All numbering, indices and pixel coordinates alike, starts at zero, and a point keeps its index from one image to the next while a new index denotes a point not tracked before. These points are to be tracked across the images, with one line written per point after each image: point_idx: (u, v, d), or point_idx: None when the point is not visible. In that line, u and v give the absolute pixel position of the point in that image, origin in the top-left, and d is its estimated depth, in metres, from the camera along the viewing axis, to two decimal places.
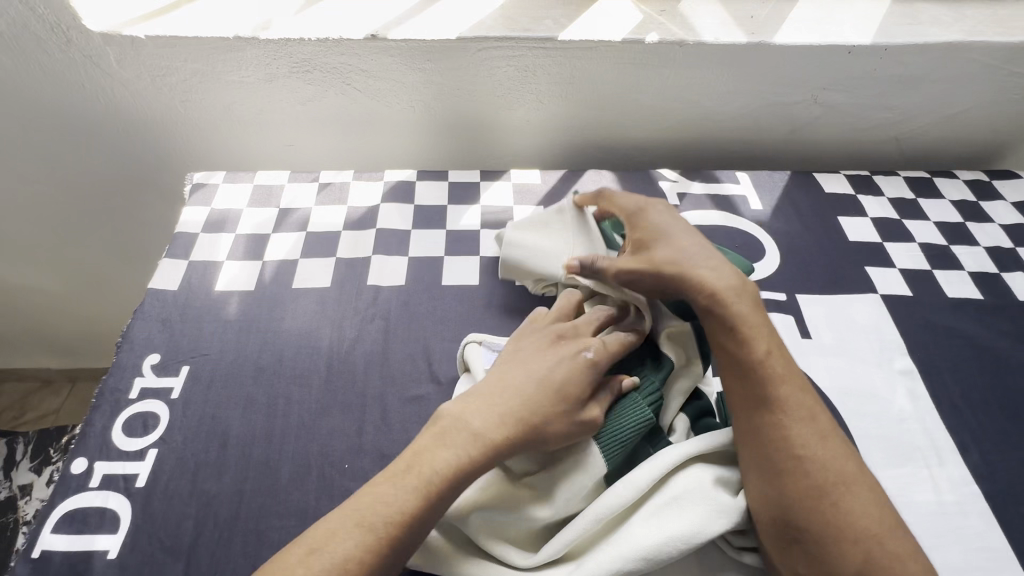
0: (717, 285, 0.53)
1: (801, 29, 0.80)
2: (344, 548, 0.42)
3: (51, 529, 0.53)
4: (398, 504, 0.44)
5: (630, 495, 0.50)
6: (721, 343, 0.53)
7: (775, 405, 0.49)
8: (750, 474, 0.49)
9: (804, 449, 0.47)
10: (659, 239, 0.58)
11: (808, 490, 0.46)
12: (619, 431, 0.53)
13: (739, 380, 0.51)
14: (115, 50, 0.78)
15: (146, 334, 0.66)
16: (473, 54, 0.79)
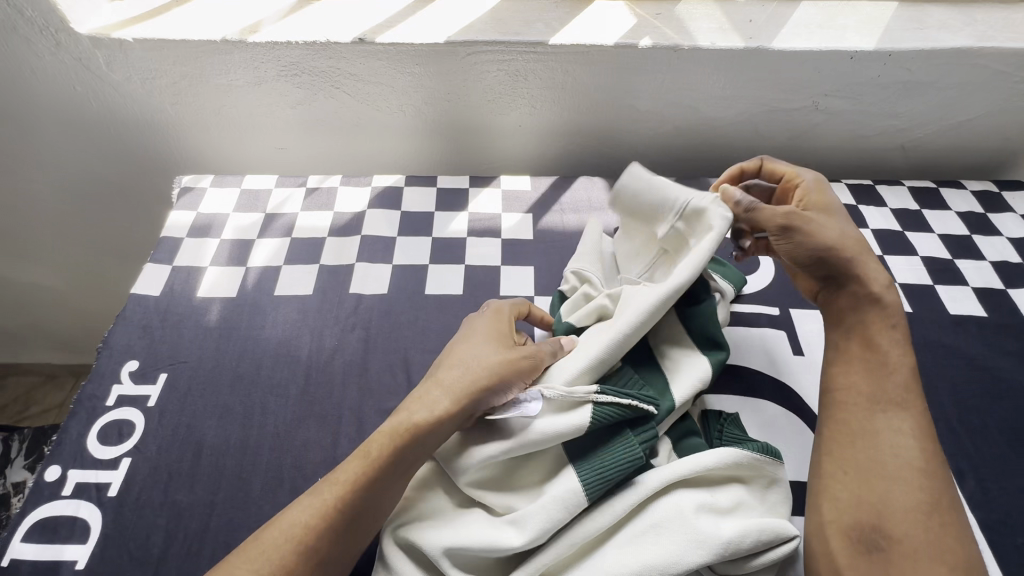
0: (879, 278, 0.55)
1: (802, 34, 0.78)
2: (297, 517, 0.45)
3: (22, 537, 0.53)
4: (349, 474, 0.47)
5: (608, 521, 0.49)
6: (871, 336, 0.54)
7: (902, 410, 0.50)
8: (841, 473, 0.49)
9: (923, 463, 0.47)
10: (827, 212, 0.58)
11: (920, 503, 0.46)
12: (607, 467, 0.50)
13: (873, 377, 0.52)
14: (104, 52, 0.78)
15: (126, 341, 0.66)
16: (462, 58, 0.77)
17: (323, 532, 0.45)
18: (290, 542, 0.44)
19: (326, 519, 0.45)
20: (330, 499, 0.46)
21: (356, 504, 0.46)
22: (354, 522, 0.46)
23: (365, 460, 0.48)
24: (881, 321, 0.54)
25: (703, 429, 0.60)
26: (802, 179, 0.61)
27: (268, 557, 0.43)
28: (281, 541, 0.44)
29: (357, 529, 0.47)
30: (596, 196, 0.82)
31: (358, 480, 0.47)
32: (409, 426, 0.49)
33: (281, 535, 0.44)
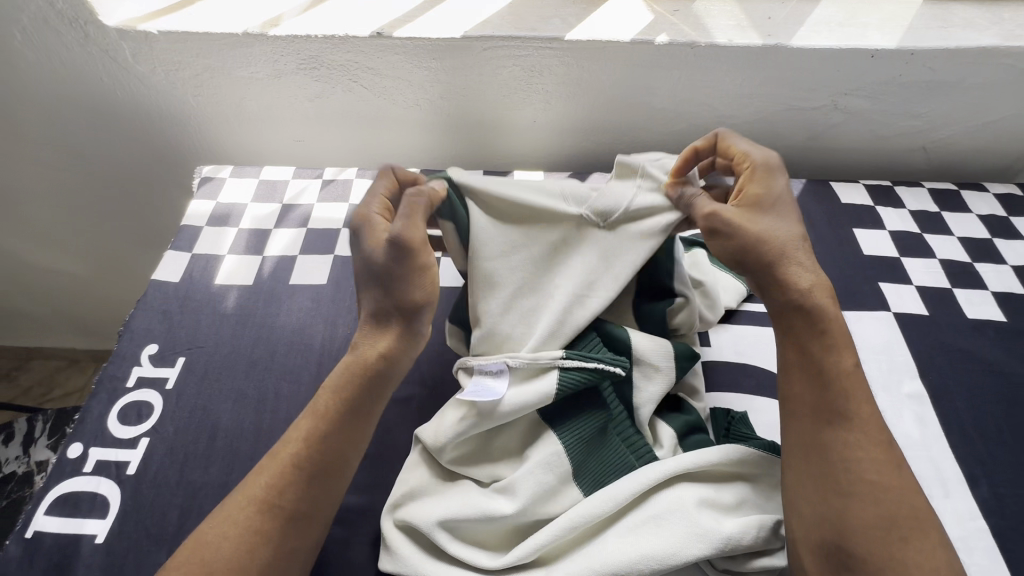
0: (808, 281, 0.53)
1: (822, 32, 0.77)
2: (261, 485, 0.47)
3: (45, 510, 0.55)
4: (298, 436, 0.50)
5: (608, 506, 0.50)
6: (811, 344, 0.51)
7: (847, 421, 0.48)
8: (801, 489, 0.48)
9: (876, 475, 0.46)
10: (769, 204, 0.55)
11: (877, 519, 0.45)
12: (580, 429, 0.54)
13: (814, 388, 0.50)
14: (130, 45, 0.80)
15: (146, 325, 0.68)
16: (478, 53, 0.78)
17: (287, 487, 0.47)
18: (254, 506, 0.46)
19: (293, 474, 0.48)
20: (290, 458, 0.48)
21: (315, 458, 0.49)
22: (321, 474, 0.49)
23: (318, 418, 0.50)
24: (816, 328, 0.51)
25: (711, 426, 0.61)
26: (751, 161, 0.57)
27: (242, 523, 0.46)
28: (244, 506, 0.47)
29: (323, 481, 0.49)
30: None
31: (312, 436, 0.49)
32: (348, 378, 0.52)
33: (243, 502, 0.47)
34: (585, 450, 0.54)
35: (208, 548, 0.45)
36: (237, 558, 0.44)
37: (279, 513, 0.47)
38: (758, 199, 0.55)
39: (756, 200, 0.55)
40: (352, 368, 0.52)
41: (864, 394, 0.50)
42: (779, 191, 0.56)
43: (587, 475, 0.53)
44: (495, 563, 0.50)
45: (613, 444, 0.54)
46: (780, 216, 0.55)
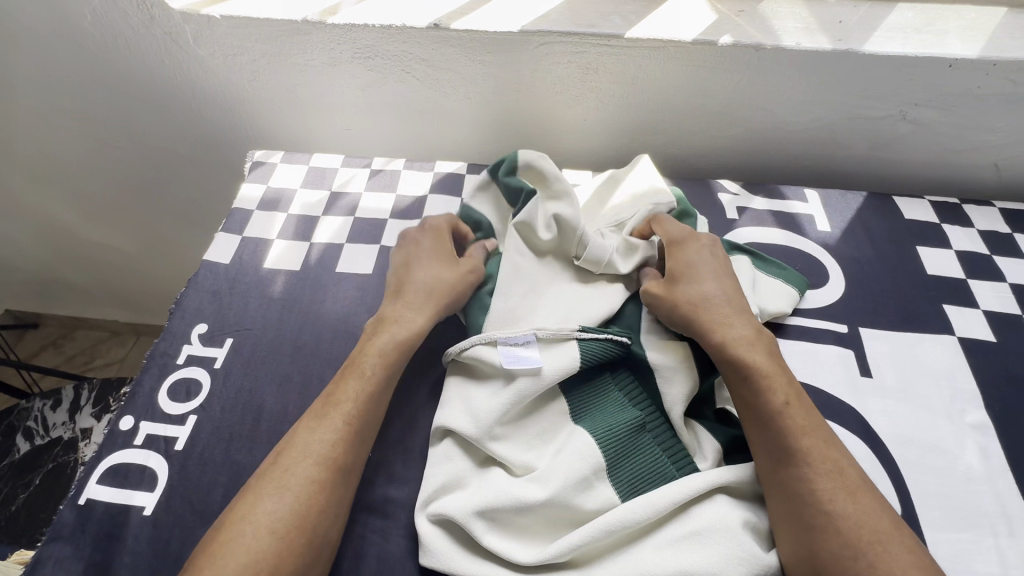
0: (731, 330, 0.56)
1: (896, 37, 0.73)
2: (317, 441, 0.51)
3: (97, 479, 0.56)
4: (353, 394, 0.54)
5: (648, 515, 0.50)
6: (741, 391, 0.54)
7: (791, 457, 0.50)
8: (782, 529, 0.50)
9: (831, 506, 0.47)
10: (686, 275, 0.60)
11: (842, 548, 0.46)
12: (615, 427, 0.56)
13: (759, 434, 0.52)
14: (192, 28, 0.82)
15: (197, 304, 0.69)
16: (534, 48, 0.76)
17: (340, 442, 0.51)
18: (310, 458, 0.50)
19: (344, 430, 0.52)
20: (341, 416, 0.52)
21: (361, 415, 0.53)
22: (365, 431, 0.54)
23: (366, 380, 0.55)
24: (740, 374, 0.54)
25: None
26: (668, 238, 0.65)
27: (301, 475, 0.49)
28: (297, 460, 0.50)
29: (364, 436, 0.53)
30: None
31: (360, 397, 0.54)
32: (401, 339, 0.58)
33: (298, 456, 0.50)
34: (618, 446, 0.55)
35: (271, 495, 0.48)
36: (294, 505, 0.47)
37: (332, 466, 0.50)
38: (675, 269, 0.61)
39: (673, 270, 0.61)
40: (397, 336, 0.58)
41: (806, 424, 0.51)
42: (691, 258, 0.62)
43: (626, 476, 0.54)
44: (530, 558, 0.50)
45: (652, 450, 0.56)
46: (691, 280, 0.60)
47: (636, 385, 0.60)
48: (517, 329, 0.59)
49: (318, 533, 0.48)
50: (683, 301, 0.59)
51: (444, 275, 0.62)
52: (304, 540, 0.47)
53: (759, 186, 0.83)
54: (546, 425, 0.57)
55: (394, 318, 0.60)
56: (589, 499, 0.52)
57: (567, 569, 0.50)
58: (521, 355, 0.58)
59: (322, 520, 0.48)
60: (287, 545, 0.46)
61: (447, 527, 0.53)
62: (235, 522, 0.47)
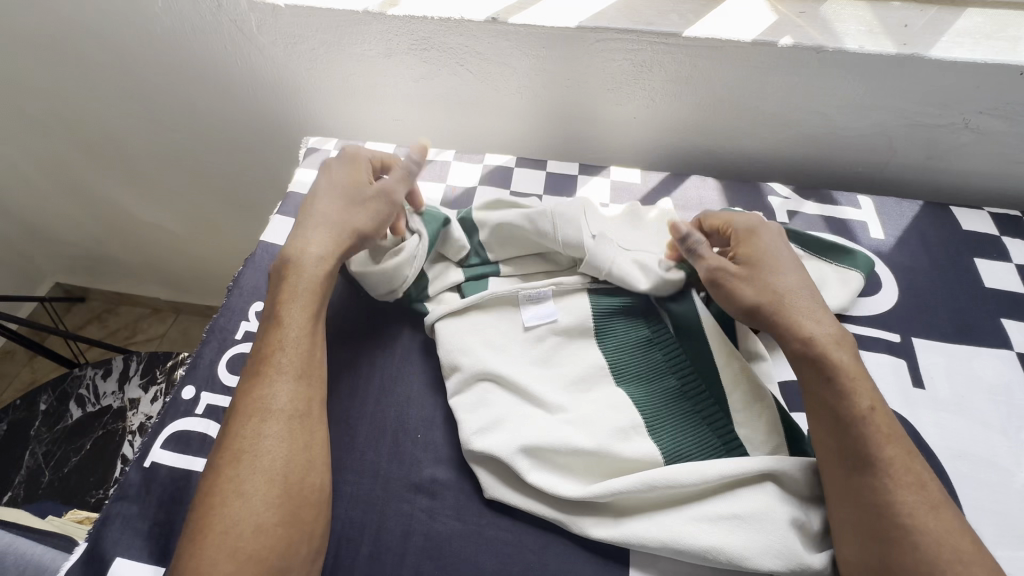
0: (816, 331, 0.55)
1: (965, 43, 0.71)
2: (252, 400, 0.52)
3: (160, 444, 0.59)
4: (281, 349, 0.55)
5: (694, 485, 0.52)
6: (823, 392, 0.53)
7: (874, 465, 0.49)
8: (850, 537, 0.49)
9: (911, 518, 0.46)
10: (762, 263, 0.61)
11: (921, 563, 0.45)
12: (649, 402, 0.60)
13: (834, 436, 0.51)
14: (256, 16, 0.84)
15: (255, 282, 0.71)
16: (591, 44, 0.77)
17: (284, 395, 0.53)
18: (265, 416, 0.52)
19: (287, 382, 0.53)
20: (279, 370, 0.54)
21: (298, 364, 0.55)
22: (313, 378, 0.55)
23: (294, 333, 0.56)
24: (823, 376, 0.53)
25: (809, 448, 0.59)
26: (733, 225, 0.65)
27: (264, 431, 0.51)
28: (245, 418, 0.52)
29: (311, 384, 0.55)
30: (707, 196, 0.81)
31: (290, 347, 0.55)
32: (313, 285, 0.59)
33: (252, 415, 0.52)
34: (657, 416, 0.58)
35: (235, 459, 0.50)
36: (255, 461, 0.49)
37: (287, 418, 0.52)
38: (752, 258, 0.61)
39: (753, 260, 0.61)
40: (306, 280, 0.59)
41: (889, 432, 0.50)
42: (764, 247, 0.62)
43: (668, 438, 0.57)
44: (572, 493, 0.53)
45: (692, 416, 0.58)
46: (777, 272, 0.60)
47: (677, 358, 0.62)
48: (536, 282, 0.67)
49: (302, 481, 0.50)
50: (771, 295, 0.58)
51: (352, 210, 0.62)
52: (289, 488, 0.49)
53: (809, 190, 0.83)
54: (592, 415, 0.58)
55: (304, 257, 0.59)
56: (627, 447, 0.55)
57: (604, 515, 0.54)
58: (533, 305, 0.66)
59: (300, 470, 0.50)
60: (278, 497, 0.49)
61: (493, 497, 0.55)
62: (223, 483, 0.49)
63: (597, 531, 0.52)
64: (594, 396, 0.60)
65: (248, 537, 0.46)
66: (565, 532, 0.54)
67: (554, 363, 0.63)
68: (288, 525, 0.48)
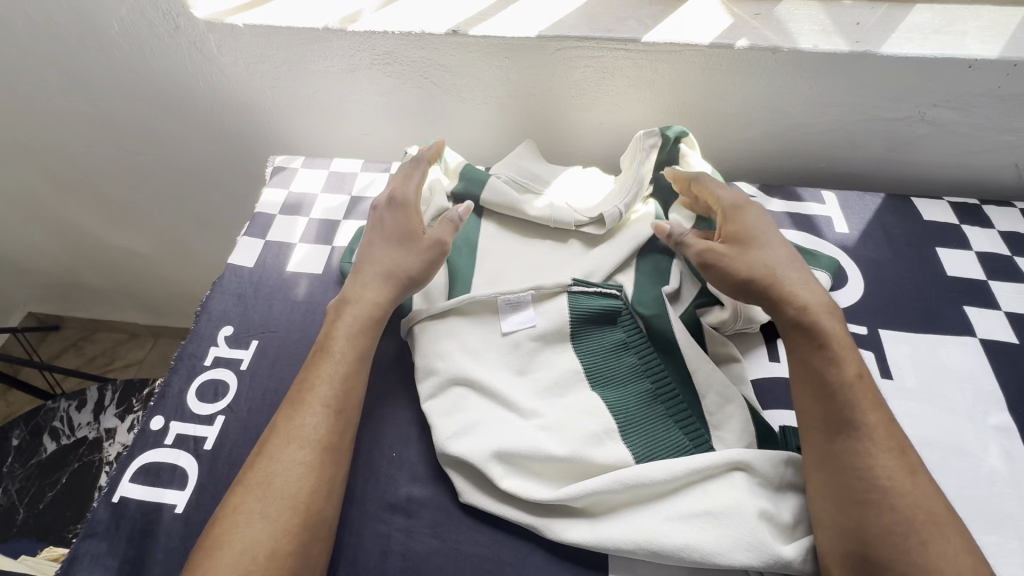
0: (808, 298, 0.57)
1: (915, 39, 0.73)
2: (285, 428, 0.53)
3: (129, 477, 0.58)
4: (326, 380, 0.56)
5: (663, 480, 0.52)
6: (809, 358, 0.55)
7: (854, 429, 0.50)
8: (823, 499, 0.50)
9: (889, 481, 0.48)
10: (753, 239, 0.62)
11: (897, 522, 0.46)
12: (623, 405, 0.60)
13: (819, 401, 0.53)
14: (215, 37, 0.84)
15: (223, 307, 0.70)
16: (552, 53, 0.77)
17: (319, 422, 0.53)
18: (296, 442, 0.52)
19: (324, 414, 0.54)
20: (318, 401, 0.54)
21: (339, 396, 0.55)
22: (349, 410, 0.55)
23: (337, 363, 0.57)
24: (813, 344, 0.55)
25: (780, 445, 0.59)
26: (722, 203, 0.66)
27: (293, 458, 0.51)
28: (281, 442, 0.52)
29: (347, 418, 0.55)
30: None
31: (333, 380, 0.56)
32: (362, 321, 0.60)
33: (285, 441, 0.52)
34: (630, 418, 0.59)
35: (261, 484, 0.50)
36: (284, 489, 0.49)
37: (320, 447, 0.52)
38: (738, 236, 0.62)
39: (737, 238, 0.62)
40: (357, 316, 0.60)
41: (872, 402, 0.52)
42: (752, 225, 0.63)
43: (640, 441, 0.57)
44: (546, 497, 0.54)
45: (666, 418, 0.59)
46: (766, 249, 0.61)
47: (648, 359, 0.63)
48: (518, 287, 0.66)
49: (319, 515, 0.50)
50: (760, 267, 0.59)
51: (404, 264, 0.63)
52: (306, 521, 0.49)
53: (776, 187, 0.84)
54: (566, 421, 0.58)
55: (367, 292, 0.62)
56: (602, 453, 0.55)
57: (580, 518, 0.54)
58: (514, 312, 0.65)
59: (318, 502, 0.50)
60: (293, 526, 0.48)
61: (469, 501, 0.56)
62: (242, 507, 0.49)
63: (572, 533, 0.52)
64: (568, 403, 0.60)
65: (259, 565, 0.46)
66: (543, 542, 0.54)
67: (528, 372, 0.63)
68: (295, 557, 0.47)
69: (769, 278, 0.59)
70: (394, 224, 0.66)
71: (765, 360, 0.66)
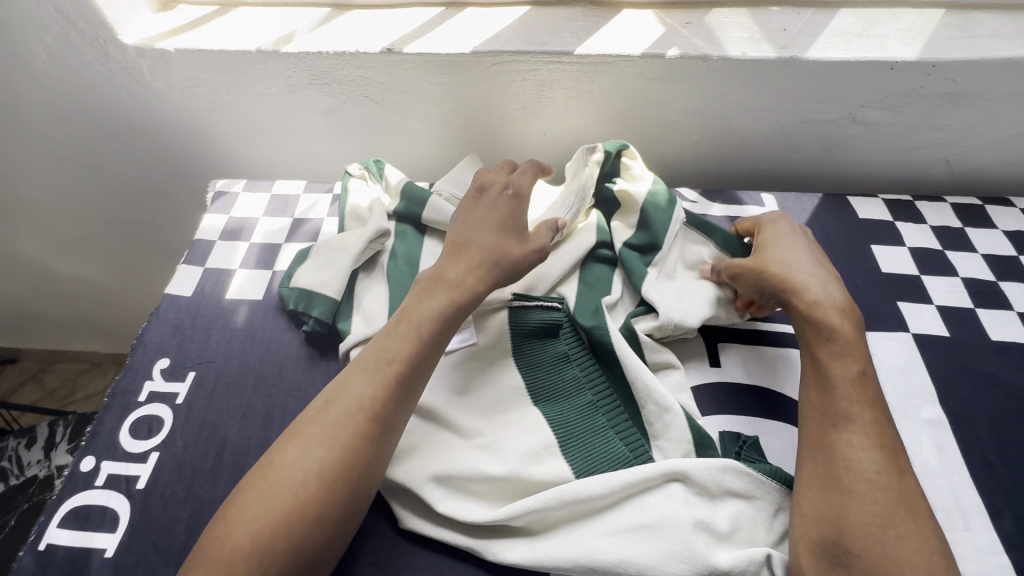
0: (822, 297, 0.59)
1: (839, 43, 0.75)
2: (355, 393, 0.52)
3: (58, 523, 0.56)
4: (396, 357, 0.54)
5: (600, 495, 0.52)
6: (814, 350, 0.57)
7: (852, 423, 0.51)
8: (807, 489, 0.50)
9: (874, 476, 0.48)
10: (779, 247, 0.66)
11: (877, 516, 0.47)
12: (564, 419, 0.59)
13: (821, 393, 0.54)
14: (147, 62, 0.82)
15: (158, 339, 0.69)
16: (488, 68, 0.77)
17: (374, 401, 0.51)
18: (351, 413, 0.50)
19: (384, 391, 0.52)
20: (386, 377, 0.52)
21: (402, 379, 0.53)
22: (405, 399, 0.53)
23: (414, 341, 0.55)
24: (820, 336, 0.57)
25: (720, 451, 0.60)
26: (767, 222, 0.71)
27: (338, 434, 0.49)
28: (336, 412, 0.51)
29: (402, 408, 0.53)
30: None
31: (407, 360, 0.54)
32: (446, 300, 0.57)
33: (340, 411, 0.51)
34: (572, 432, 0.58)
35: (299, 455, 0.48)
36: (335, 461, 0.48)
37: (367, 430, 0.50)
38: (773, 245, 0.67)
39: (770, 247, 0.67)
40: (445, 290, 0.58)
41: (871, 398, 0.53)
42: (784, 238, 0.67)
43: (582, 455, 0.57)
44: (484, 518, 0.53)
45: (607, 430, 0.59)
46: (795, 256, 0.65)
47: (589, 372, 0.63)
48: None
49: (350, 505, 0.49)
50: (780, 268, 0.63)
51: (508, 253, 0.61)
52: (327, 513, 0.47)
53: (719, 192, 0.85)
54: (506, 439, 0.58)
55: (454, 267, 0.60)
56: (540, 470, 0.55)
57: (519, 537, 0.53)
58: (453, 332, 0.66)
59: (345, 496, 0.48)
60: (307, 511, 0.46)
61: (409, 527, 0.55)
62: (260, 481, 0.48)
63: (511, 554, 0.52)
64: (508, 421, 0.60)
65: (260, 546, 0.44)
66: (484, 564, 0.54)
67: (469, 391, 0.62)
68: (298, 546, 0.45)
69: (785, 276, 0.62)
70: (508, 215, 0.64)
71: (706, 366, 0.67)
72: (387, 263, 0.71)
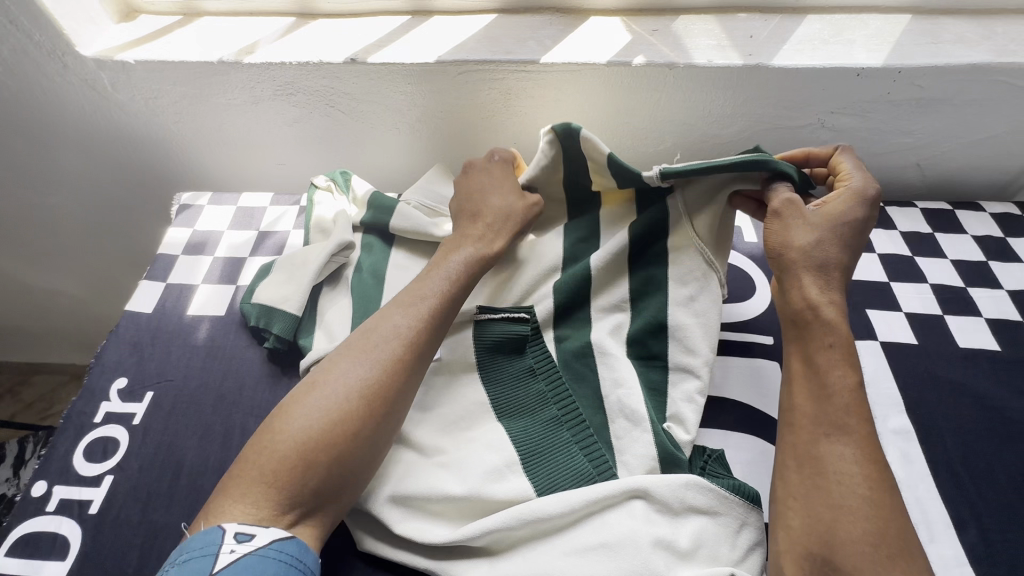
0: (835, 297, 0.56)
1: (806, 50, 0.75)
2: (391, 323, 0.55)
3: (6, 551, 0.55)
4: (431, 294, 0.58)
5: (559, 514, 0.52)
6: (817, 349, 0.54)
7: (846, 435, 0.50)
8: (793, 502, 0.49)
9: (864, 492, 0.47)
10: (840, 225, 0.58)
11: (870, 533, 0.46)
12: (528, 435, 0.58)
13: (816, 402, 0.52)
14: (107, 74, 0.81)
15: (117, 358, 0.67)
16: (454, 77, 0.77)
17: (409, 331, 0.55)
18: (389, 338, 0.54)
19: (418, 323, 0.56)
20: (420, 311, 0.56)
21: (435, 313, 0.57)
22: (436, 333, 0.57)
23: (449, 280, 0.60)
24: (825, 335, 0.54)
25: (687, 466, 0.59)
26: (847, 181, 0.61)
27: (374, 360, 0.53)
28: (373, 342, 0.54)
29: (432, 342, 0.56)
30: None
31: (441, 296, 0.58)
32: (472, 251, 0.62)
33: (379, 338, 0.54)
34: (535, 449, 0.57)
35: (337, 377, 0.52)
36: (372, 383, 0.51)
37: (400, 358, 0.53)
38: (833, 216, 0.58)
39: (833, 219, 0.58)
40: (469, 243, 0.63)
41: (861, 407, 0.51)
42: (844, 212, 0.59)
43: (544, 473, 0.55)
44: (443, 539, 0.52)
45: (570, 446, 0.58)
46: (845, 241, 0.58)
47: (555, 386, 0.61)
48: None
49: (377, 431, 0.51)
50: (823, 253, 0.57)
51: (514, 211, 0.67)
52: (357, 435, 0.49)
53: None
54: (467, 457, 0.57)
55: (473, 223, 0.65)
56: (500, 488, 0.54)
57: (479, 558, 0.52)
58: None
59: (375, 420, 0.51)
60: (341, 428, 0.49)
61: (368, 549, 0.54)
62: (295, 406, 0.50)
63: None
64: (471, 438, 0.59)
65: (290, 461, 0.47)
66: None
67: (432, 407, 0.62)
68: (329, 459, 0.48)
69: (819, 263, 0.57)
70: (504, 175, 0.70)
71: None
72: (351, 276, 0.70)
